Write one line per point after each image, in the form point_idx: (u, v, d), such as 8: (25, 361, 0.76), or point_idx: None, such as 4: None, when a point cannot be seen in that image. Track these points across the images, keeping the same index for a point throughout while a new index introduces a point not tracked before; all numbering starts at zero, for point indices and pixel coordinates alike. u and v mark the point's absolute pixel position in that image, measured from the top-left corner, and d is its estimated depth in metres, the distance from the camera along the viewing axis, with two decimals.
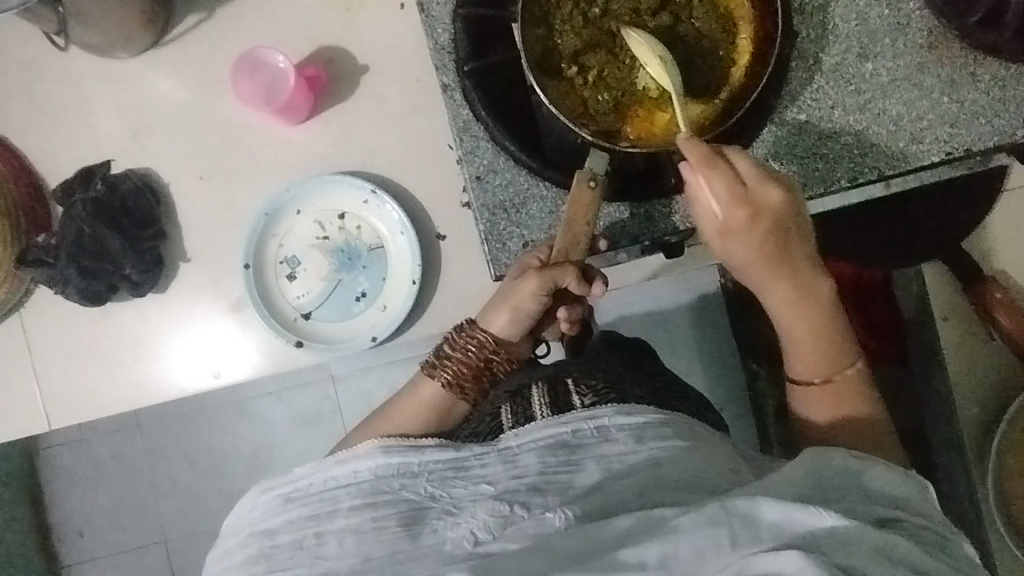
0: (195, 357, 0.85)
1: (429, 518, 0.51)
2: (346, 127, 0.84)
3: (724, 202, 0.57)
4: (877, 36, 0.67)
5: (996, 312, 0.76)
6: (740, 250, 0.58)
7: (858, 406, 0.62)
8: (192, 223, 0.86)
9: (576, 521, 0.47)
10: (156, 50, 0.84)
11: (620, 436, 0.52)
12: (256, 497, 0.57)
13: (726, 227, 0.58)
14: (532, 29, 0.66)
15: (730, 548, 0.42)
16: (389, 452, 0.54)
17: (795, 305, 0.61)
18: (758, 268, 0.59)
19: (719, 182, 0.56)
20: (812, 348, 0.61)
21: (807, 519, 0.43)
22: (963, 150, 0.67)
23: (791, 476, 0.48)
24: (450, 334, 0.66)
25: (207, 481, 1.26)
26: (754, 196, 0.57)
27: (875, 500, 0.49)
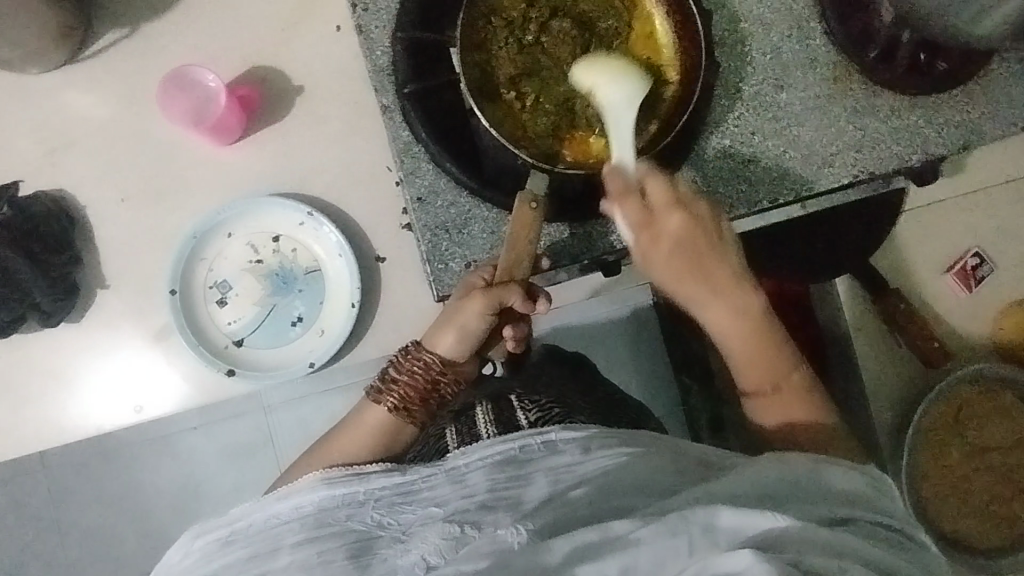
0: (112, 391, 0.81)
1: (377, 548, 0.49)
2: (280, 148, 0.82)
3: (633, 223, 0.61)
4: (790, 68, 0.73)
5: (901, 322, 0.83)
6: (660, 270, 0.62)
7: (806, 408, 0.62)
8: (113, 247, 0.81)
9: (531, 538, 0.47)
10: (72, 66, 0.80)
11: (567, 448, 0.53)
12: (191, 543, 0.57)
13: (643, 247, 0.62)
14: (471, 53, 0.67)
15: (687, 554, 0.43)
16: (332, 483, 0.54)
17: (729, 326, 0.62)
18: (682, 292, 0.62)
19: (624, 211, 0.61)
20: (756, 366, 0.63)
21: (761, 523, 0.44)
22: (868, 174, 0.73)
23: (755, 480, 0.51)
24: (395, 356, 0.65)
25: (125, 525, 1.17)
26: (658, 222, 0.61)
27: (835, 498, 0.51)
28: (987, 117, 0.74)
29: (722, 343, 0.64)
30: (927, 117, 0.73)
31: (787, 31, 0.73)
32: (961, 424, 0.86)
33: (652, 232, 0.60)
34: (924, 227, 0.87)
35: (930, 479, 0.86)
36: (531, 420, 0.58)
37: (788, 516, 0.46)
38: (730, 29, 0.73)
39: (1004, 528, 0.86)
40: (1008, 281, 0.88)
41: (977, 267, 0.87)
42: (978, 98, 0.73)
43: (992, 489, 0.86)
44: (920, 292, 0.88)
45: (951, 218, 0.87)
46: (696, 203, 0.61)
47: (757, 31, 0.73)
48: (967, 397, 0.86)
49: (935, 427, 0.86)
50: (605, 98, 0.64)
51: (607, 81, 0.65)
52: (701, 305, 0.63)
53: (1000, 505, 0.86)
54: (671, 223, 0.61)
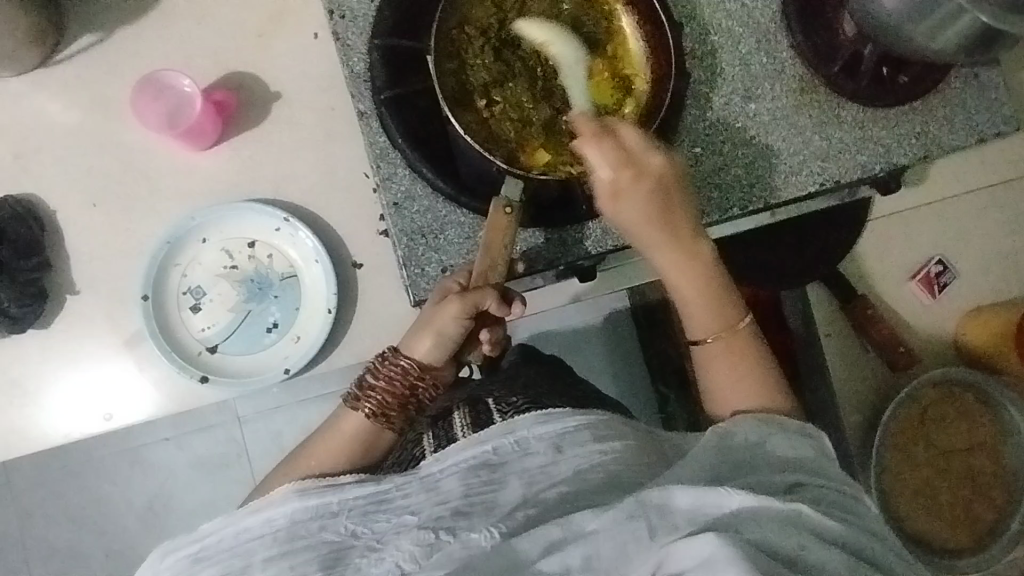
0: (82, 400, 0.79)
1: (351, 557, 0.50)
2: (256, 154, 0.82)
3: (611, 164, 0.60)
4: (758, 80, 0.75)
5: (868, 326, 0.86)
6: (632, 213, 0.61)
7: (751, 367, 0.62)
8: (83, 253, 0.80)
9: (502, 539, 0.48)
10: (44, 70, 0.79)
11: (540, 448, 0.53)
12: (160, 562, 0.55)
13: (617, 191, 0.61)
14: (446, 62, 0.68)
15: (649, 539, 0.44)
16: (305, 494, 0.53)
17: (684, 269, 0.62)
18: (645, 231, 0.62)
19: (601, 145, 0.60)
20: (705, 311, 0.62)
21: (716, 501, 0.46)
22: (834, 182, 0.76)
23: (699, 458, 0.52)
24: (373, 363, 0.65)
25: (92, 538, 1.14)
26: (634, 156, 0.61)
27: (781, 468, 0.53)
28: (946, 129, 0.77)
29: (675, 287, 0.63)
30: (888, 129, 0.76)
31: (755, 44, 0.75)
32: (926, 427, 0.89)
33: (629, 163, 0.60)
34: (890, 235, 0.90)
35: (897, 480, 0.88)
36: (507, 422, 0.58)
37: (741, 491, 0.47)
38: (700, 41, 0.75)
39: (968, 529, 0.88)
40: (970, 288, 0.91)
41: (940, 275, 0.90)
42: (937, 111, 0.76)
43: (956, 491, 0.89)
44: (885, 298, 0.90)
45: (916, 226, 0.90)
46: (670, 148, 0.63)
47: (726, 43, 0.75)
48: (932, 399, 0.88)
49: (903, 430, 0.88)
50: (562, 58, 0.70)
51: (560, 41, 0.70)
52: (665, 252, 0.62)
53: (965, 506, 0.88)
54: (647, 159, 0.61)
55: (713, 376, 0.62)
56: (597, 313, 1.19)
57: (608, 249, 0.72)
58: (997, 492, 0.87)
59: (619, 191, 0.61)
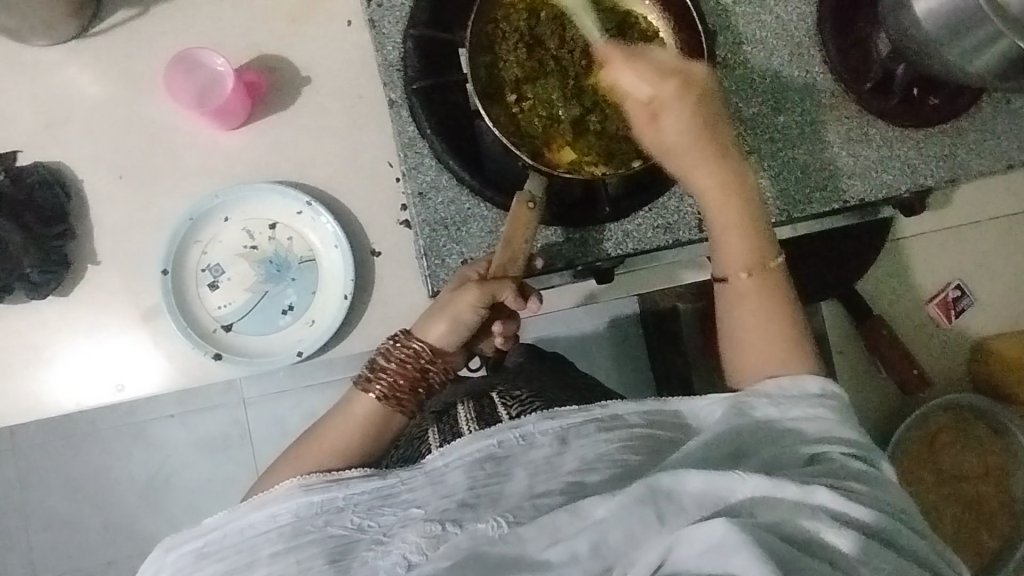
0: (91, 371, 0.80)
1: (357, 551, 0.51)
2: (283, 137, 0.82)
3: (653, 79, 0.60)
4: (788, 92, 0.75)
5: (882, 346, 0.85)
6: (674, 129, 0.61)
7: (774, 310, 0.60)
8: (105, 225, 0.81)
9: (510, 528, 0.48)
10: (78, 42, 0.80)
11: (544, 440, 0.52)
12: (163, 558, 0.55)
13: (658, 105, 0.60)
14: (480, 56, 0.69)
15: (657, 524, 0.44)
16: (310, 490, 0.54)
17: (723, 191, 0.62)
18: (685, 149, 0.61)
19: (638, 61, 0.60)
20: (738, 240, 0.61)
21: (728, 487, 0.45)
22: (858, 200, 0.75)
23: (715, 441, 0.52)
24: (384, 346, 0.64)
25: (91, 510, 1.15)
26: (673, 71, 0.60)
27: (801, 440, 0.52)
28: (974, 154, 0.76)
29: (711, 212, 0.63)
30: (916, 150, 0.76)
31: (788, 57, 0.75)
32: (935, 451, 0.88)
33: (670, 75, 0.59)
34: (910, 256, 0.90)
35: None
36: (512, 415, 0.60)
37: (755, 475, 0.46)
38: (733, 50, 0.75)
39: (969, 555, 0.87)
40: (986, 314, 0.90)
41: (958, 300, 0.90)
42: (967, 134, 0.76)
43: (959, 517, 0.88)
44: (899, 319, 0.90)
45: (936, 249, 0.90)
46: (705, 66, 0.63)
47: (758, 55, 0.75)
48: (942, 423, 0.88)
49: (911, 452, 0.88)
50: None
51: None
52: (705, 170, 0.62)
53: (970, 533, 0.88)
54: (689, 70, 0.61)
55: (742, 323, 0.60)
56: (605, 319, 1.19)
57: (628, 251, 0.73)
58: (1001, 521, 0.87)
59: (659, 107, 0.60)
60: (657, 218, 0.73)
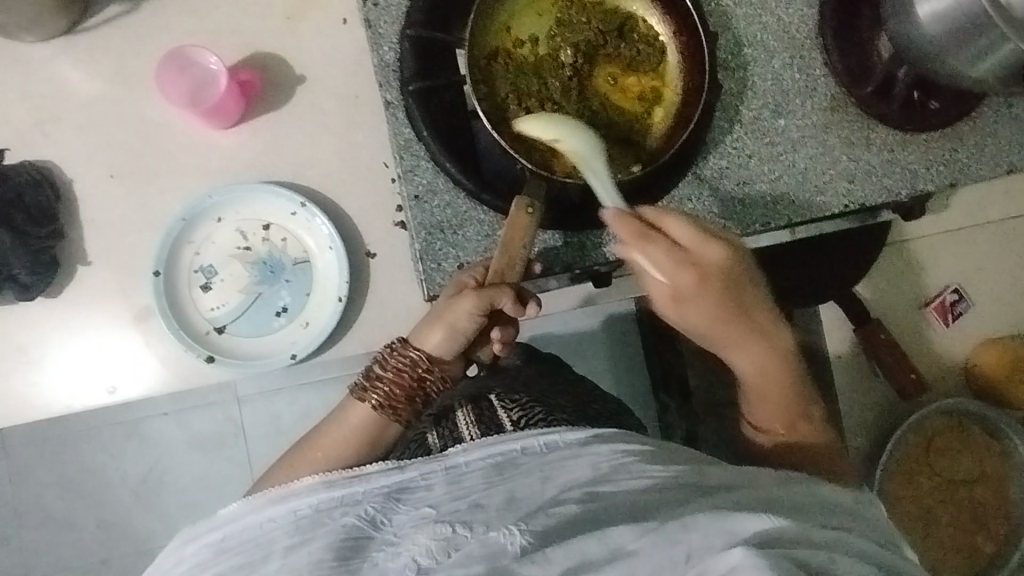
0: (84, 370, 0.79)
1: (368, 550, 0.48)
2: (278, 137, 0.81)
3: (670, 273, 0.58)
4: (789, 96, 0.74)
5: (881, 351, 0.85)
6: (699, 317, 0.60)
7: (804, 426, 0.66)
8: (97, 224, 0.80)
9: (526, 541, 0.46)
10: (69, 38, 0.79)
11: (568, 448, 0.53)
12: (184, 549, 0.55)
13: (679, 297, 0.59)
14: (479, 62, 0.69)
15: (683, 562, 0.44)
16: (332, 485, 0.52)
17: (757, 360, 0.63)
18: (715, 330, 0.61)
19: (657, 253, 0.58)
20: (773, 397, 0.65)
21: (755, 523, 0.46)
22: (858, 205, 0.75)
23: (730, 486, 0.53)
24: (380, 353, 0.64)
25: (84, 509, 1.14)
26: (696, 263, 0.59)
27: (815, 499, 0.55)
28: (975, 158, 0.76)
29: (744, 375, 0.65)
30: (917, 155, 0.75)
31: (789, 59, 0.74)
32: (932, 455, 0.88)
33: (693, 274, 0.58)
34: (909, 260, 0.89)
35: (899, 507, 0.88)
36: (513, 419, 0.58)
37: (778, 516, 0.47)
38: (733, 53, 0.74)
39: (965, 558, 0.87)
40: (984, 319, 0.90)
41: (956, 304, 0.89)
42: (968, 139, 0.75)
43: (955, 522, 0.88)
44: (898, 323, 0.90)
45: (934, 254, 0.89)
46: (725, 235, 0.60)
47: (759, 57, 0.74)
48: (940, 427, 0.88)
49: (909, 457, 0.88)
50: None
51: None
52: (737, 346, 0.62)
53: (964, 537, 0.88)
54: (709, 258, 0.59)
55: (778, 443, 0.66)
56: (604, 318, 1.18)
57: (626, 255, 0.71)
58: (998, 526, 0.87)
59: (681, 297, 0.59)
60: None
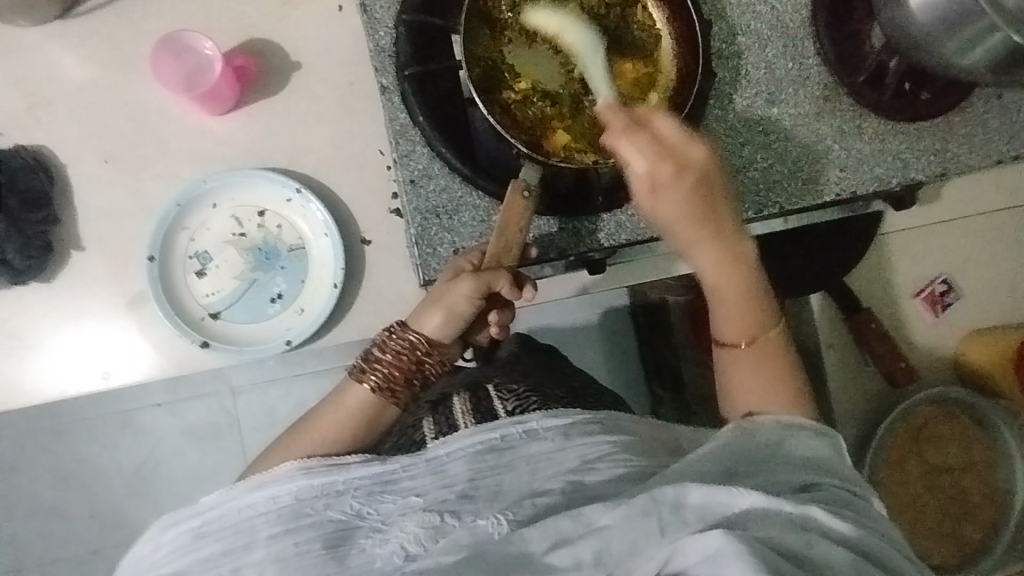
0: (78, 357, 0.79)
1: (355, 538, 0.50)
2: (272, 123, 0.81)
3: (648, 159, 0.59)
4: (783, 84, 0.75)
5: (870, 340, 0.86)
6: (671, 208, 0.60)
7: (771, 364, 0.61)
8: (90, 209, 0.79)
9: (511, 528, 0.48)
10: (62, 22, 0.78)
11: (548, 436, 0.53)
12: (161, 536, 0.54)
13: (655, 185, 0.60)
14: (476, 45, 0.68)
15: (659, 534, 0.44)
16: (310, 472, 0.53)
17: (722, 264, 0.62)
18: (684, 227, 0.61)
19: (639, 140, 0.59)
20: (737, 309, 0.62)
21: (727, 499, 0.45)
22: (850, 193, 0.76)
23: (709, 459, 0.51)
24: (379, 336, 0.64)
25: (78, 499, 1.14)
26: (676, 154, 0.60)
27: (796, 467, 0.52)
28: (965, 148, 0.77)
29: (709, 280, 0.63)
30: (908, 144, 0.76)
31: (783, 48, 0.75)
32: (921, 444, 0.89)
33: (670, 161, 0.59)
34: (901, 250, 0.90)
35: (888, 495, 0.89)
36: (509, 410, 0.59)
37: (752, 491, 0.46)
38: (728, 42, 0.75)
39: (951, 546, 0.89)
40: (973, 309, 0.91)
41: (945, 294, 0.91)
42: (957, 129, 0.76)
43: (944, 510, 0.89)
44: (889, 313, 0.91)
45: (925, 244, 0.90)
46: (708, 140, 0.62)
47: (753, 46, 0.75)
48: (929, 416, 0.89)
49: (898, 445, 0.89)
50: None
51: None
52: (702, 245, 0.62)
53: (952, 524, 0.89)
54: (689, 151, 0.60)
55: (739, 380, 0.62)
56: (598, 310, 1.19)
57: (620, 242, 0.72)
58: (985, 514, 0.88)
59: (656, 186, 0.60)
60: None
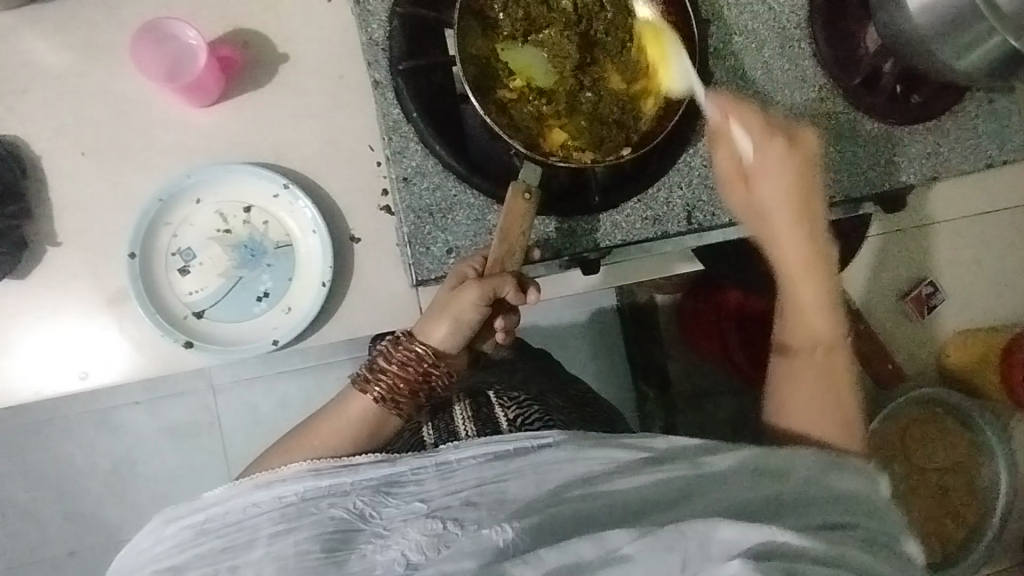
0: (54, 356, 0.76)
1: (356, 543, 0.48)
2: (258, 116, 0.79)
3: (758, 128, 0.64)
4: (779, 86, 0.75)
5: (860, 341, 0.86)
6: (769, 182, 0.64)
7: (839, 393, 0.60)
8: (68, 204, 0.76)
9: (517, 536, 0.46)
10: (37, 9, 0.75)
11: (560, 441, 0.52)
12: (162, 530, 0.53)
13: (759, 156, 0.64)
14: (471, 37, 0.66)
15: (681, 570, 0.43)
16: (319, 474, 0.53)
17: (803, 258, 0.63)
18: (775, 211, 0.64)
19: (748, 117, 0.65)
20: (809, 307, 0.63)
21: (759, 535, 0.45)
22: (843, 196, 0.76)
23: (751, 484, 0.51)
24: (385, 346, 0.62)
25: (52, 500, 1.10)
26: (785, 135, 0.64)
27: (835, 502, 0.52)
28: (956, 153, 0.77)
29: (786, 273, 0.64)
30: (900, 148, 0.76)
31: (779, 48, 0.75)
32: (908, 444, 0.90)
33: (779, 139, 0.63)
34: (889, 252, 0.91)
35: None
36: (509, 418, 0.60)
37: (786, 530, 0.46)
38: (724, 42, 0.74)
39: (937, 545, 0.90)
40: (958, 312, 0.92)
41: (931, 296, 0.91)
42: (950, 133, 0.77)
43: (929, 509, 0.90)
44: (874, 314, 0.92)
45: (914, 247, 0.91)
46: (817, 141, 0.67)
47: (750, 46, 0.74)
48: (915, 416, 0.90)
49: (885, 445, 0.90)
50: None
51: None
52: (785, 229, 0.64)
53: (937, 523, 0.90)
54: (797, 135, 0.64)
55: (799, 393, 0.61)
56: (585, 309, 1.18)
57: (617, 242, 0.72)
58: (969, 513, 0.89)
59: (759, 155, 0.64)
60: (646, 209, 0.72)
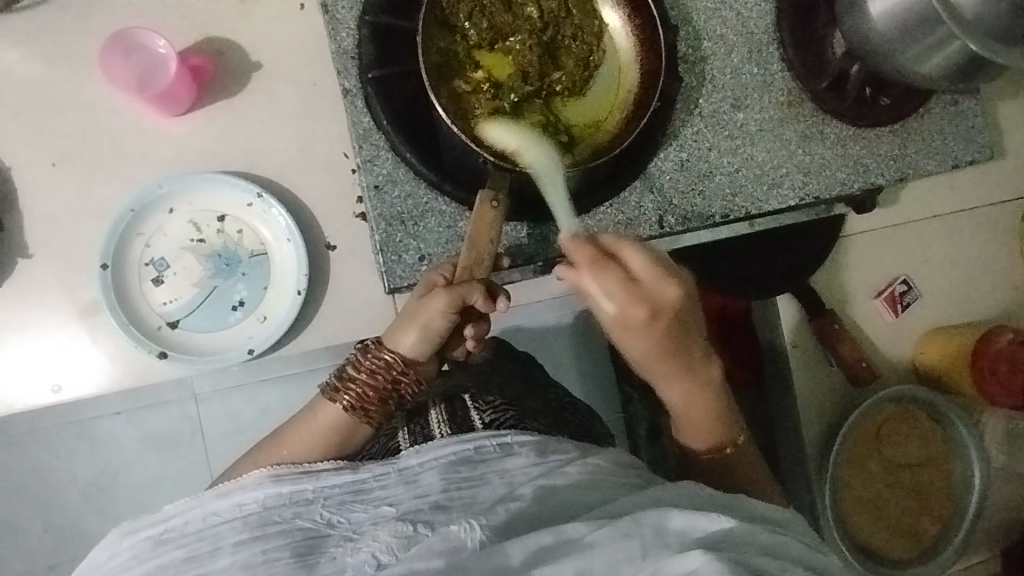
0: (27, 369, 0.76)
1: (326, 547, 0.48)
2: (231, 125, 0.78)
3: (618, 300, 0.59)
4: (748, 90, 0.75)
5: (833, 340, 0.87)
6: (645, 343, 0.61)
7: (750, 468, 0.66)
8: (39, 215, 0.76)
9: (486, 536, 0.46)
10: (5, 19, 0.74)
11: (522, 451, 0.54)
12: (120, 543, 0.53)
13: (625, 324, 0.60)
14: (435, 42, 0.67)
15: (641, 557, 0.44)
16: (279, 480, 0.52)
17: (688, 394, 0.64)
18: (651, 362, 0.62)
19: (609, 280, 0.59)
20: (704, 425, 0.65)
21: (706, 524, 0.48)
22: (813, 198, 0.76)
23: (687, 496, 0.53)
24: (353, 355, 0.63)
25: (32, 513, 1.09)
26: (646, 294, 0.59)
27: (758, 521, 0.54)
28: (923, 154, 0.78)
29: (674, 406, 0.65)
30: (868, 150, 0.77)
31: (747, 53, 0.76)
32: (883, 442, 0.90)
33: (641, 304, 0.59)
34: (862, 252, 0.92)
35: (851, 491, 0.90)
36: (484, 420, 0.59)
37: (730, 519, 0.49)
38: (693, 46, 0.75)
39: (910, 541, 0.91)
40: (930, 310, 0.93)
41: (904, 294, 0.92)
42: (915, 135, 0.78)
43: (903, 504, 0.91)
44: (850, 314, 0.92)
45: (884, 246, 0.92)
46: (680, 273, 0.61)
47: (718, 52, 0.75)
48: (890, 414, 0.90)
49: (859, 443, 0.90)
50: None
51: None
52: (671, 377, 0.63)
53: (912, 519, 0.91)
54: (660, 292, 0.59)
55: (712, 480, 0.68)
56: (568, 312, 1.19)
57: None
58: (942, 509, 0.90)
59: (624, 324, 0.60)
60: (617, 215, 0.73)
